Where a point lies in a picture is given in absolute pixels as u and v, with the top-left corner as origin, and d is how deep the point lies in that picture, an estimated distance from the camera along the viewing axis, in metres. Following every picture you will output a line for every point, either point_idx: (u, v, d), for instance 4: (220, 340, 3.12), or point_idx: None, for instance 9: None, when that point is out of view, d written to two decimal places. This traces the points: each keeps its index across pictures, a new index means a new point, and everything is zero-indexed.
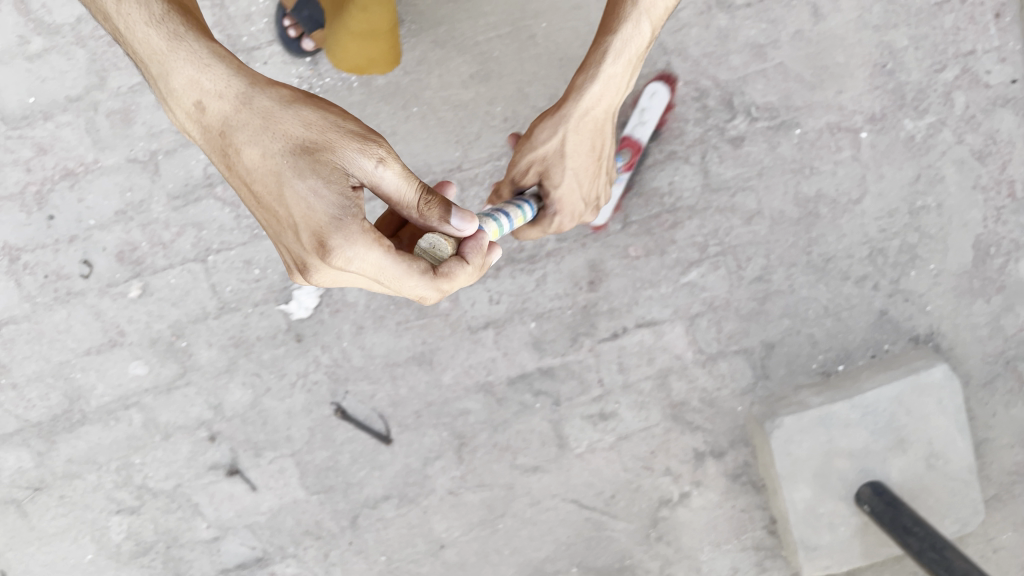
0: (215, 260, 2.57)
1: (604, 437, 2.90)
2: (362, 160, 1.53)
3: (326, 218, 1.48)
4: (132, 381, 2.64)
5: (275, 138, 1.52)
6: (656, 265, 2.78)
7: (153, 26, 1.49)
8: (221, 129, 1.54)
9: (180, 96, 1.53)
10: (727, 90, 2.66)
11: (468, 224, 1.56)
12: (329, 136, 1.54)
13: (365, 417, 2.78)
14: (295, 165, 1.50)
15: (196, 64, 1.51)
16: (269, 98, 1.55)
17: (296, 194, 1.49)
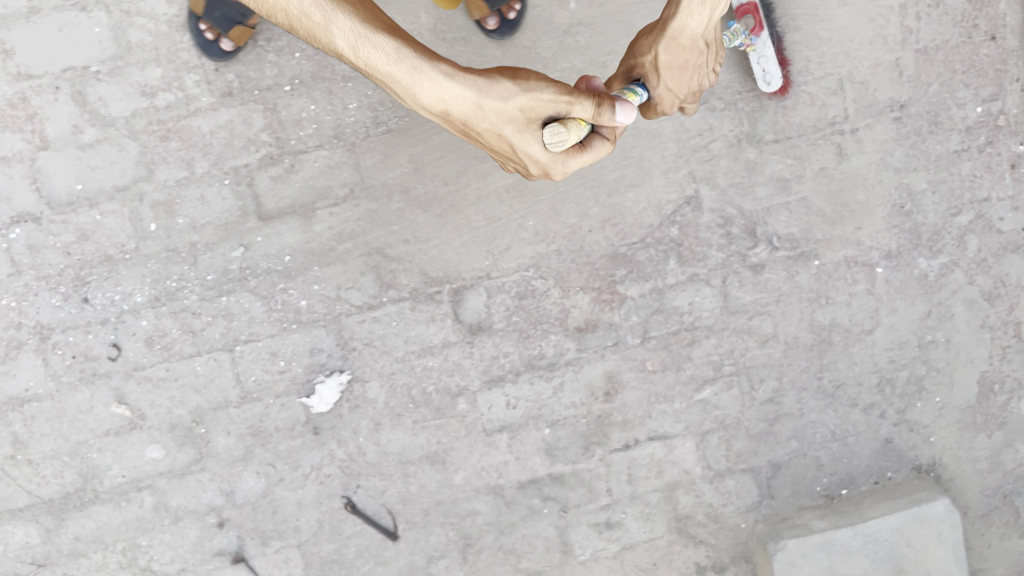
0: (242, 349, 2.62)
1: (608, 545, 2.92)
2: (552, 112, 1.65)
3: (544, 169, 1.72)
4: (147, 465, 2.65)
5: (504, 122, 1.64)
6: (671, 380, 2.82)
7: (392, 63, 1.58)
8: (463, 124, 1.66)
9: (429, 107, 1.62)
10: (751, 220, 2.72)
11: (628, 115, 1.73)
12: (534, 106, 1.63)
13: (374, 512, 2.80)
14: (517, 136, 1.66)
15: (438, 82, 1.58)
16: (495, 95, 1.61)
17: (530, 153, 1.69)
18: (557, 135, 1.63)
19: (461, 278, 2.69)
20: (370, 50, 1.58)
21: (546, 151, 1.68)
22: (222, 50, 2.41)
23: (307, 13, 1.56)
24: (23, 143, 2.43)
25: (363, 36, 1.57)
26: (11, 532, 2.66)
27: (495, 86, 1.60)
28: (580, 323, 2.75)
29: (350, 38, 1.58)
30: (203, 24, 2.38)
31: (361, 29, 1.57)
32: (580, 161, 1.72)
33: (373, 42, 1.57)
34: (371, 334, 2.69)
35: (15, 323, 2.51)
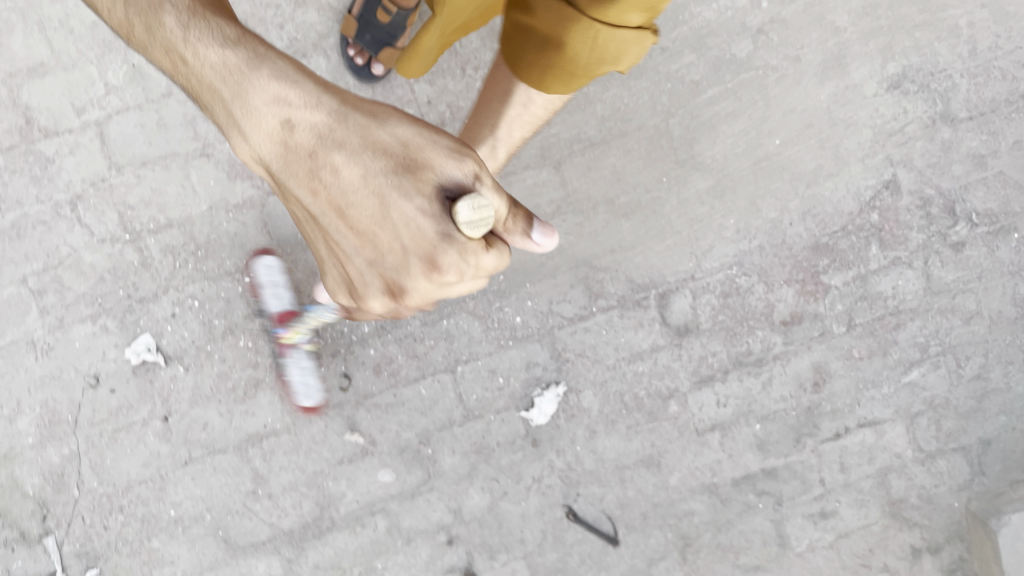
0: (463, 369, 2.69)
1: (824, 535, 2.91)
2: (456, 171, 1.16)
3: (427, 259, 1.17)
4: (380, 488, 2.73)
5: (373, 157, 1.17)
6: (879, 366, 2.82)
7: (231, 49, 1.18)
8: (312, 153, 1.17)
9: (261, 118, 1.16)
10: (949, 199, 2.73)
11: (548, 236, 1.23)
12: (421, 145, 1.18)
13: (595, 518, 2.83)
14: (390, 182, 1.17)
15: (284, 76, 1.17)
16: (365, 112, 1.19)
17: (403, 216, 1.16)
18: (463, 199, 1.12)
19: (666, 281, 2.70)
20: (204, 37, 1.18)
21: (442, 225, 1.14)
22: (374, 72, 2.45)
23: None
24: (254, 189, 2.50)
25: (201, 17, 1.19)
26: (254, 566, 2.72)
27: (351, 99, 1.20)
28: (785, 316, 2.75)
29: (185, 19, 1.18)
30: (352, 49, 2.45)
31: (201, 11, 1.19)
32: (483, 264, 1.18)
33: (209, 24, 1.19)
34: (583, 344, 2.72)
35: (252, 363, 2.61)
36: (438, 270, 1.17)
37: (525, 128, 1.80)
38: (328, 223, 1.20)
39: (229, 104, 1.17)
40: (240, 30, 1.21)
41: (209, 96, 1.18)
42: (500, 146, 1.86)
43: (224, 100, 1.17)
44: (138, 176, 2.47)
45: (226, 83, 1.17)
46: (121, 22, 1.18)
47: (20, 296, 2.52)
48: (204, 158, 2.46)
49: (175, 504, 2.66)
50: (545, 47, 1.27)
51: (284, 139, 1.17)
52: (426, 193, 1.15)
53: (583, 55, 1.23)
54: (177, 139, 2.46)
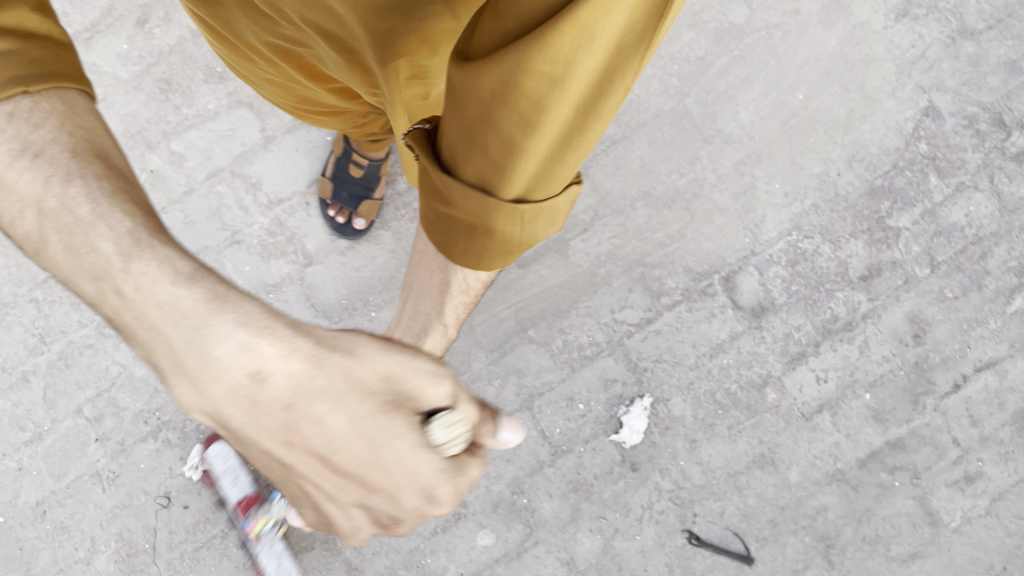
0: (540, 404, 2.56)
1: (977, 502, 2.60)
2: (441, 394, 0.82)
3: (424, 493, 0.82)
4: (482, 554, 2.52)
5: (358, 402, 0.77)
6: (978, 301, 2.60)
7: (181, 284, 0.77)
8: (290, 433, 0.77)
9: (212, 371, 0.75)
10: (995, 111, 2.61)
11: (513, 435, 0.91)
12: (407, 375, 0.80)
13: (721, 538, 2.56)
14: (379, 426, 0.78)
15: (247, 313, 0.76)
16: (343, 346, 0.78)
17: (393, 459, 0.79)
18: (443, 425, 0.82)
19: (728, 264, 2.57)
20: (144, 270, 0.78)
21: (436, 460, 0.81)
22: (358, 228, 2.43)
23: (70, 207, 0.84)
24: (289, 265, 2.45)
25: (145, 243, 0.81)
26: None
27: (323, 333, 0.79)
28: (862, 270, 2.58)
29: (121, 243, 0.80)
30: (332, 208, 2.43)
31: (146, 237, 0.82)
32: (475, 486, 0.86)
33: (156, 253, 0.80)
34: (658, 349, 2.57)
35: None
36: (435, 501, 0.83)
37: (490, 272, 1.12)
38: (308, 473, 0.81)
39: (175, 357, 0.76)
40: (194, 258, 0.81)
41: (145, 347, 0.78)
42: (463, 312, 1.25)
43: (168, 352, 0.76)
44: None
45: (175, 328, 0.76)
46: (27, 233, 0.85)
47: (79, 427, 2.42)
48: (236, 245, 2.44)
49: None
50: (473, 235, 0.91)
51: (248, 401, 0.75)
52: (414, 429, 0.80)
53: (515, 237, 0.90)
54: (206, 232, 2.44)
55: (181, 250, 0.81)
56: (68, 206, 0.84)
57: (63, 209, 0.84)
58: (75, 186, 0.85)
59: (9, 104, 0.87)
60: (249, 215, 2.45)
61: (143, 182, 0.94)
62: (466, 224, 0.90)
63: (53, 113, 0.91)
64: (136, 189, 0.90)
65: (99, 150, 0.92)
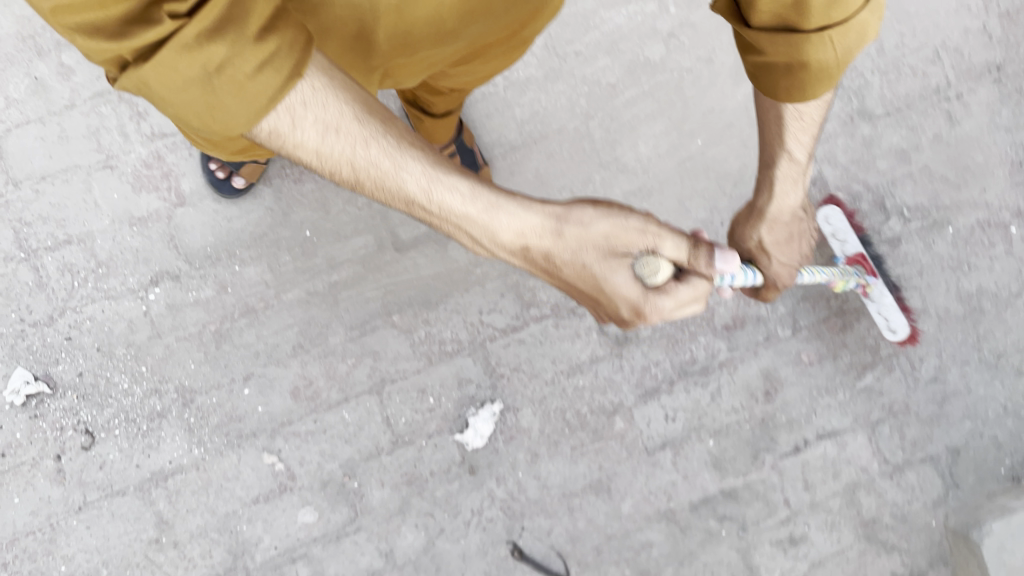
0: (390, 390, 2.52)
1: (796, 564, 2.65)
2: (642, 246, 1.37)
3: (633, 309, 1.41)
4: (300, 531, 2.46)
5: (586, 251, 1.35)
6: (830, 371, 2.67)
7: (451, 178, 1.27)
8: (545, 260, 1.38)
9: (505, 243, 1.35)
10: (878, 194, 2.72)
11: (728, 263, 1.45)
12: (619, 233, 1.36)
13: (543, 556, 2.56)
14: (602, 266, 1.36)
15: (514, 213, 1.32)
16: (574, 222, 1.34)
17: (616, 284, 1.38)
18: (651, 264, 1.36)
19: None
20: (444, 193, 1.27)
21: (642, 282, 1.38)
22: (234, 186, 2.40)
23: (376, 163, 1.21)
24: (159, 202, 2.42)
25: (436, 178, 1.25)
26: None
27: (561, 212, 1.34)
28: (728, 320, 2.66)
29: (422, 182, 1.25)
30: (214, 163, 2.39)
31: (436, 170, 1.26)
32: (679, 298, 1.41)
33: (445, 180, 1.26)
34: (517, 358, 2.58)
35: (156, 389, 2.40)
36: (642, 318, 1.42)
37: (811, 127, 1.41)
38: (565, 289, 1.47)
39: (477, 236, 1.34)
40: (464, 175, 1.30)
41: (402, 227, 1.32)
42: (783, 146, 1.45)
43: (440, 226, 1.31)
44: (37, 191, 2.41)
45: (479, 223, 1.31)
46: (347, 177, 1.22)
47: None
48: (108, 171, 2.41)
49: (66, 559, 2.36)
50: (792, 72, 1.25)
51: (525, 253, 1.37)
52: (627, 264, 1.37)
53: (831, 61, 1.22)
54: (81, 152, 2.42)
55: (420, 150, 1.25)
56: (376, 164, 1.21)
57: (374, 165, 1.21)
58: (373, 147, 1.20)
59: (301, 93, 1.10)
60: (128, 144, 2.43)
61: (388, 109, 1.23)
62: (781, 65, 1.26)
63: (324, 86, 1.13)
64: (398, 124, 1.24)
65: (362, 107, 1.19)
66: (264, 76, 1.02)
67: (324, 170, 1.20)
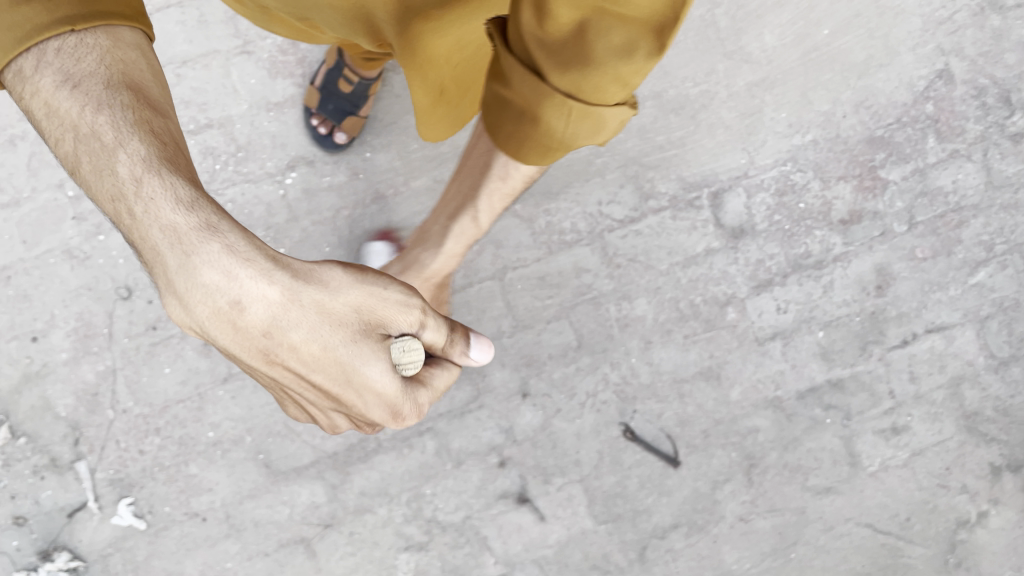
0: (512, 277, 2.62)
1: (897, 453, 2.74)
2: (406, 323, 1.13)
3: (390, 410, 1.16)
4: (427, 406, 2.62)
5: (331, 328, 1.05)
6: (944, 267, 2.70)
7: (240, 242, 1.01)
8: (268, 338, 1.03)
9: (202, 300, 0.99)
10: (1004, 88, 2.68)
11: (486, 351, 1.32)
12: (375, 307, 1.10)
13: (653, 438, 2.69)
14: (350, 350, 1.07)
15: (233, 252, 1.00)
16: (317, 283, 1.05)
17: (371, 375, 1.09)
18: (410, 349, 1.14)
19: (718, 179, 2.64)
20: (153, 195, 1.00)
21: (399, 377, 1.13)
22: (337, 141, 2.45)
23: (98, 131, 1.03)
24: (295, 87, 2.50)
25: (155, 171, 1.02)
26: (297, 493, 2.58)
27: (301, 268, 1.05)
28: (844, 214, 2.66)
29: (134, 171, 1.01)
30: (315, 118, 2.45)
31: (157, 163, 1.03)
32: (435, 387, 1.24)
33: (163, 180, 1.01)
34: (635, 249, 2.64)
35: None
36: (399, 418, 1.17)
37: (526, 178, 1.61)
38: (288, 383, 1.10)
39: (170, 275, 0.99)
40: (200, 194, 1.04)
41: (152, 261, 1.00)
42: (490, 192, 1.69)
43: (167, 271, 0.99)
44: (179, 75, 2.46)
45: (172, 252, 0.98)
46: (66, 153, 1.04)
47: (57, 203, 2.48)
48: (245, 56, 2.48)
49: (214, 426, 2.53)
50: (520, 120, 1.13)
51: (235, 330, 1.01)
52: (385, 351, 1.11)
53: (558, 128, 1.10)
54: (218, 36, 2.47)
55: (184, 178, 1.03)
56: (95, 132, 1.03)
57: (93, 134, 1.03)
58: (103, 115, 1.04)
59: (57, 39, 1.04)
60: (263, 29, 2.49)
61: (169, 111, 1.12)
62: (517, 108, 1.12)
63: (95, 43, 1.06)
64: (160, 118, 1.09)
65: (132, 82, 1.08)
66: (30, 8, 1.00)
67: (48, 133, 1.05)
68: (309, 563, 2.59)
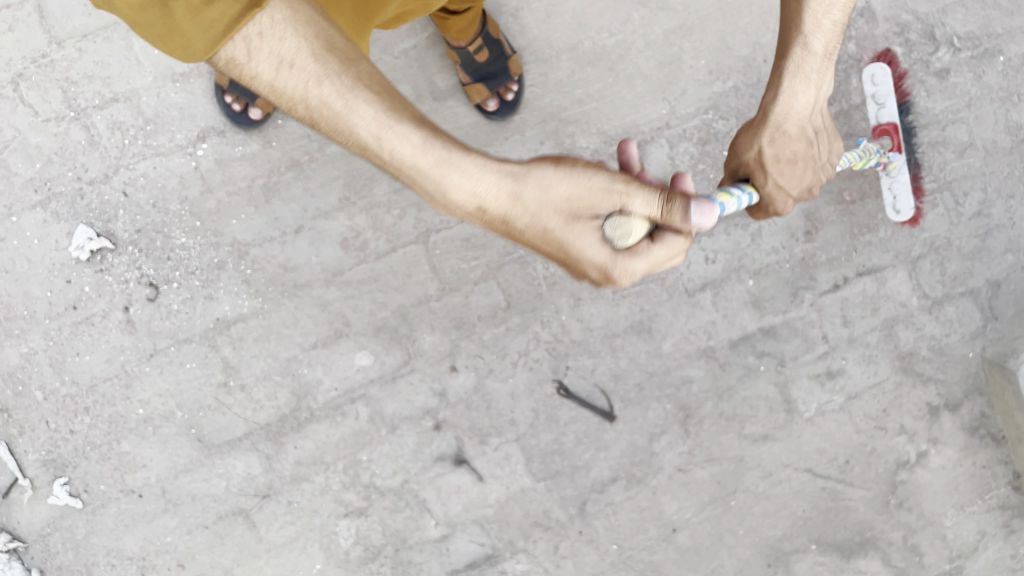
0: (436, 240, 2.60)
1: (833, 397, 2.74)
2: (608, 207, 1.45)
3: (606, 274, 1.52)
4: (358, 373, 2.62)
5: (547, 214, 1.45)
6: (873, 208, 2.68)
7: (460, 157, 1.38)
8: (504, 221, 1.47)
9: (456, 205, 1.43)
10: (928, 23, 2.67)
11: (705, 217, 1.46)
12: (584, 197, 1.44)
13: (587, 394, 2.69)
14: (565, 229, 1.47)
15: (468, 171, 1.39)
16: (535, 183, 1.43)
17: (587, 244, 1.48)
18: (623, 223, 1.44)
19: (640, 131, 2.59)
20: (395, 141, 1.34)
21: (612, 248, 1.48)
22: (251, 119, 2.45)
23: (328, 102, 1.29)
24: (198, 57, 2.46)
25: (387, 125, 1.33)
26: (232, 465, 2.58)
27: (518, 171, 1.42)
28: None
29: (372, 127, 1.32)
30: (228, 95, 2.44)
31: (388, 117, 1.33)
32: (652, 259, 1.50)
33: (396, 126, 1.33)
34: None
35: (213, 243, 2.52)
36: (617, 280, 1.52)
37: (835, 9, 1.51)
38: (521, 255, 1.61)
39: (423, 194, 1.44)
40: (421, 125, 1.35)
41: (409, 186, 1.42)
42: (820, 38, 1.53)
43: (422, 192, 1.44)
44: (80, 50, 2.46)
45: (419, 176, 1.39)
46: (302, 115, 1.31)
47: None
48: None
49: (143, 403, 2.53)
50: None
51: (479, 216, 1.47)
52: (601, 227, 1.47)
53: None
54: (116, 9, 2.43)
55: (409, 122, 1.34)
56: (326, 103, 1.29)
57: (323, 103, 1.29)
58: (326, 86, 1.28)
59: (257, 27, 1.20)
60: None
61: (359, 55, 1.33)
62: None
63: (285, 19, 1.23)
64: (360, 66, 1.31)
65: (326, 41, 1.27)
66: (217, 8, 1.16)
67: (279, 103, 1.29)
68: (250, 534, 2.60)
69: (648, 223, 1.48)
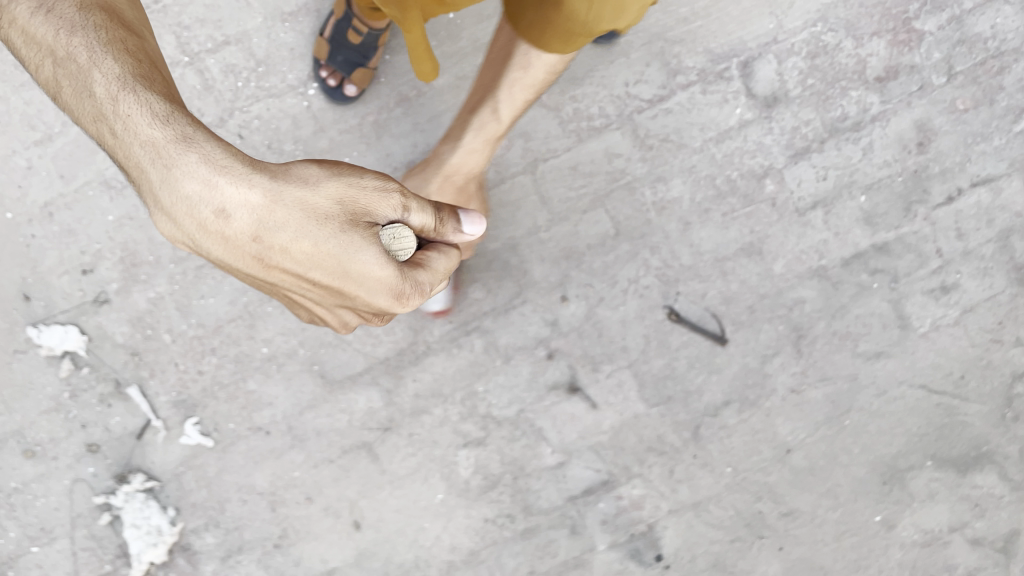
0: (544, 169, 2.64)
1: (948, 311, 2.70)
2: (388, 211, 1.17)
3: (393, 293, 1.17)
4: (472, 306, 2.66)
5: (314, 223, 1.09)
6: (986, 117, 2.66)
7: (205, 142, 1.08)
8: (257, 241, 1.08)
9: (190, 205, 1.06)
10: None
11: (476, 222, 1.31)
12: (354, 196, 1.14)
13: (699, 318, 2.68)
14: (340, 240, 1.11)
15: (211, 157, 1.07)
16: (294, 178, 1.09)
17: (364, 263, 1.12)
18: (397, 233, 1.18)
19: (746, 48, 2.64)
20: (133, 112, 1.09)
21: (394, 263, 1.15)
22: (348, 94, 2.48)
23: (75, 55, 1.13)
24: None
25: (130, 88, 1.11)
26: (354, 400, 2.65)
27: (275, 169, 1.09)
28: (879, 72, 2.65)
29: (111, 89, 1.11)
30: (325, 70, 2.47)
31: (131, 82, 1.12)
32: (432, 270, 1.24)
33: (136, 96, 1.10)
34: (665, 129, 2.64)
35: None
36: (404, 297, 1.18)
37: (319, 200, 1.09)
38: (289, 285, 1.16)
39: (153, 188, 1.07)
40: (171, 110, 1.11)
41: (138, 177, 1.08)
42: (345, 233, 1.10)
43: (148, 182, 1.07)
44: None
45: (153, 164, 1.07)
46: (49, 81, 1.14)
47: (90, 134, 2.54)
48: None
49: (267, 341, 2.60)
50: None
51: (209, 236, 1.08)
52: (370, 239, 1.13)
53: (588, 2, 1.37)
54: None
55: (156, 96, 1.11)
56: (72, 56, 1.13)
57: (69, 58, 1.13)
58: (78, 37, 1.13)
59: None
60: None
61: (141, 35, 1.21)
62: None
63: None
64: (131, 38, 1.18)
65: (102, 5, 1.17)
66: None
67: (31, 59, 1.14)
68: (373, 467, 2.66)
69: (417, 236, 1.23)
